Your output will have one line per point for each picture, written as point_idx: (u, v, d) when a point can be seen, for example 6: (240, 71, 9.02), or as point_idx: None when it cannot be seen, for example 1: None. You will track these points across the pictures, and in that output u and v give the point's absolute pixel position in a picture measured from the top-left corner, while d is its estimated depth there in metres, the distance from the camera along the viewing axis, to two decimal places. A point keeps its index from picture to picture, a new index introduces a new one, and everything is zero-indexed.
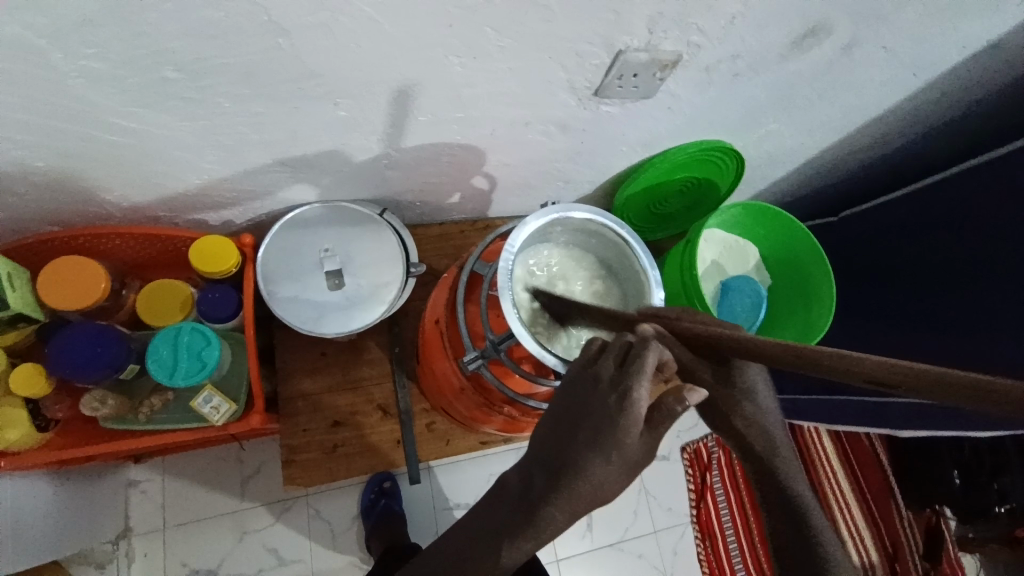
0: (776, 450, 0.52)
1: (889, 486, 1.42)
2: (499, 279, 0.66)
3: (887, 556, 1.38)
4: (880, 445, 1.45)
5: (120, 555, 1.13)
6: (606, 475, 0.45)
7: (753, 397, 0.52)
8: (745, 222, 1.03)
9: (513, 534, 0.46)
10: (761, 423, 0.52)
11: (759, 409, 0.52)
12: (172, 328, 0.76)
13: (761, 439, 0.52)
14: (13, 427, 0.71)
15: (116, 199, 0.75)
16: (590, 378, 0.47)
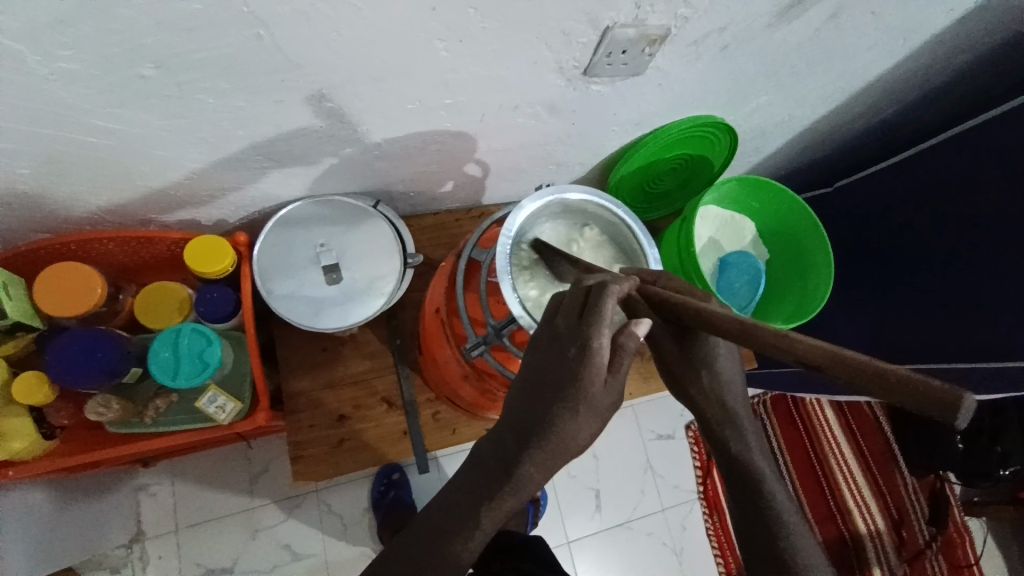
0: (734, 418, 0.58)
1: (890, 453, 1.44)
2: (497, 263, 0.66)
3: (893, 522, 1.40)
4: (881, 413, 1.46)
5: (134, 558, 1.14)
6: (577, 425, 0.48)
7: (713, 367, 0.57)
8: (740, 197, 1.01)
9: (492, 493, 0.49)
10: (717, 392, 0.57)
11: (718, 380, 0.57)
12: (171, 329, 0.75)
13: (720, 408, 0.58)
14: (17, 437, 0.70)
15: (102, 201, 0.74)
16: (551, 334, 0.50)
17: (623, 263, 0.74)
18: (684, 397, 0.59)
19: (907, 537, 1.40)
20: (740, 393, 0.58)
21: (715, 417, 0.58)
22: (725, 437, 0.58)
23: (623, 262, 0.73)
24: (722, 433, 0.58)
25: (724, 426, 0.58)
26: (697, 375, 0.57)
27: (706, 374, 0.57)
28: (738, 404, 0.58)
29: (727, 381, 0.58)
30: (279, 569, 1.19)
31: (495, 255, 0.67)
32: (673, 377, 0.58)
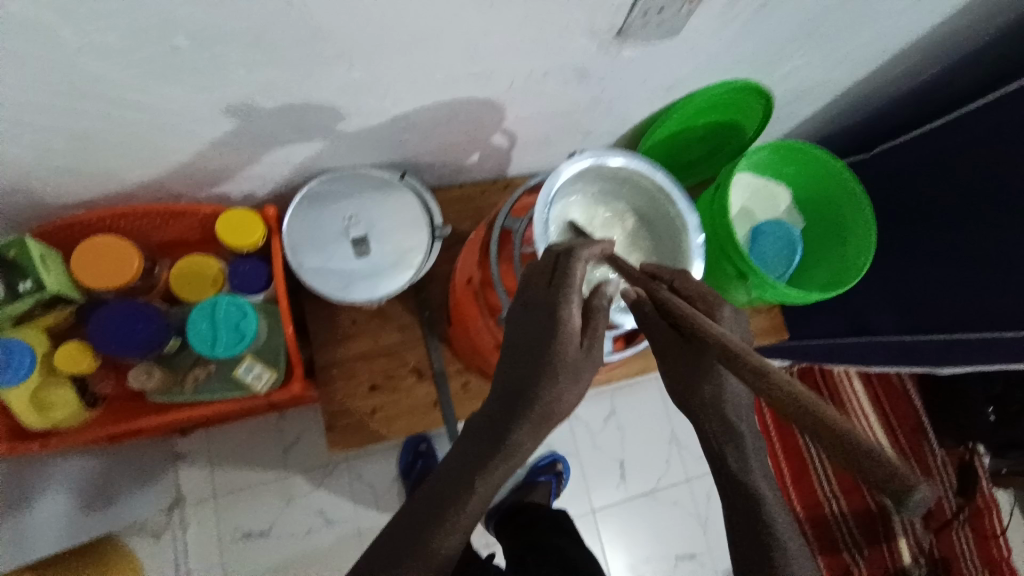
0: (740, 435, 0.54)
1: (920, 426, 1.42)
2: (534, 231, 0.62)
3: (920, 494, 1.39)
4: (911, 385, 1.45)
5: (175, 523, 1.19)
6: (558, 391, 0.50)
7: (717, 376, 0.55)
8: (773, 163, 0.98)
9: (482, 462, 0.49)
10: (719, 401, 0.55)
11: (722, 391, 0.55)
12: (208, 301, 0.76)
13: (724, 421, 0.54)
14: (60, 407, 0.72)
15: (133, 176, 0.75)
16: (530, 304, 0.54)
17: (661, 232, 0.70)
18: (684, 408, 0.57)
19: (935, 508, 1.38)
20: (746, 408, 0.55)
21: (715, 432, 0.54)
22: (726, 455, 0.54)
23: (661, 231, 0.70)
24: (721, 449, 0.54)
25: (725, 443, 0.54)
26: (698, 384, 0.55)
27: (709, 383, 0.55)
28: (742, 420, 0.54)
29: (733, 395, 0.55)
30: (314, 534, 1.23)
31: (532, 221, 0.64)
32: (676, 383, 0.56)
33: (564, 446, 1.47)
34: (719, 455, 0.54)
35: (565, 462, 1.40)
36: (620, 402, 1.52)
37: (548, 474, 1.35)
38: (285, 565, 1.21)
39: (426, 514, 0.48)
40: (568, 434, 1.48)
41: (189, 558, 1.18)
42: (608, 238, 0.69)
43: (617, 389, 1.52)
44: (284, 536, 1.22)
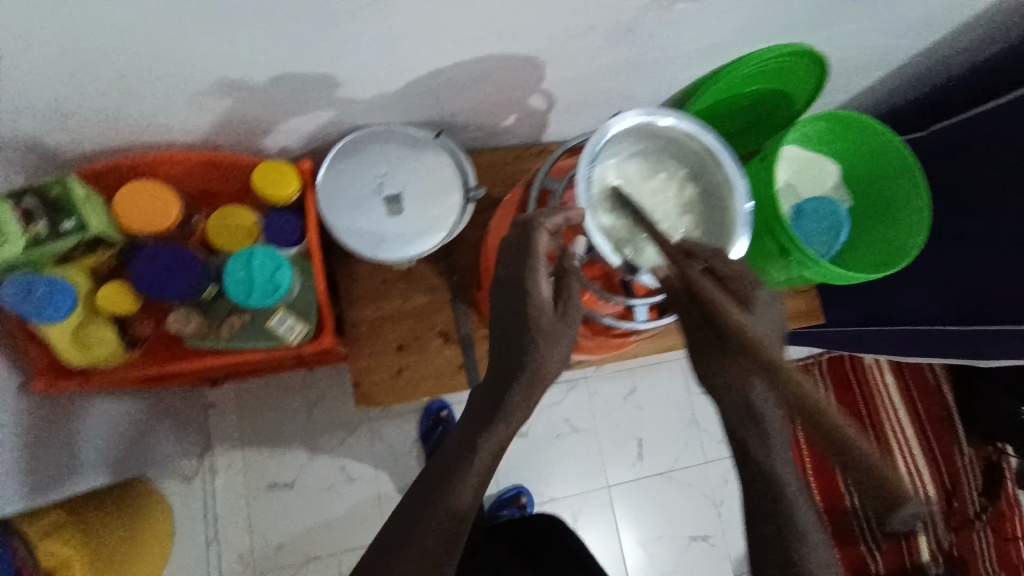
0: (765, 425, 0.55)
1: (951, 422, 1.38)
2: (578, 188, 0.61)
3: (944, 492, 1.36)
4: (944, 380, 1.40)
5: (205, 470, 1.22)
6: (542, 355, 0.56)
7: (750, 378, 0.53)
8: (825, 137, 0.95)
9: (486, 427, 0.56)
10: (745, 396, 0.54)
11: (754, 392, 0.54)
12: (245, 250, 0.77)
13: (751, 414, 0.55)
14: (101, 346, 0.75)
15: (173, 122, 0.74)
16: (504, 284, 0.59)
17: (710, 196, 0.66)
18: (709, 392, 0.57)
19: (958, 507, 1.35)
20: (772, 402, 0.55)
21: (740, 421, 0.56)
22: (748, 442, 0.56)
23: (711, 194, 0.66)
24: (743, 438, 0.56)
25: (745, 435, 0.56)
26: (726, 375, 0.54)
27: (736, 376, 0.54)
28: (766, 409, 0.55)
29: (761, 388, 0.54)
30: (335, 489, 1.26)
31: (575, 178, 0.62)
32: (702, 372, 0.56)
33: (583, 420, 1.47)
34: (741, 441, 0.56)
35: (530, 493, 1.41)
36: (640, 379, 1.51)
37: (512, 505, 1.38)
38: (306, 517, 1.24)
39: (445, 472, 0.57)
40: (587, 409, 1.48)
41: (217, 504, 1.22)
42: (658, 199, 0.66)
43: (639, 366, 1.51)
44: (307, 489, 1.25)
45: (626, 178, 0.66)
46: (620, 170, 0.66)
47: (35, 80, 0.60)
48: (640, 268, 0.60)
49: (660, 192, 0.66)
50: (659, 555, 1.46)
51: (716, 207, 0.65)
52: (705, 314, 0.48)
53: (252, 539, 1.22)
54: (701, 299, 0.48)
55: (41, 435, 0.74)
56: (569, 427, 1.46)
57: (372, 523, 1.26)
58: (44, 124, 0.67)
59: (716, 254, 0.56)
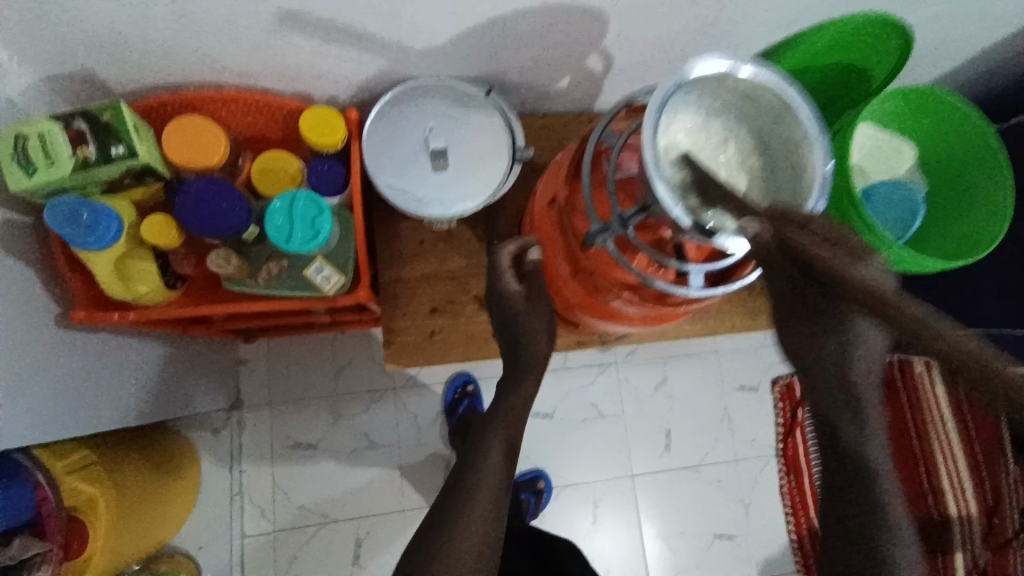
0: (858, 398, 0.48)
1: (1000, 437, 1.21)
2: (642, 136, 0.56)
3: (986, 509, 1.20)
4: None
5: (233, 423, 1.23)
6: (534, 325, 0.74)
7: (850, 343, 0.45)
8: (906, 116, 0.91)
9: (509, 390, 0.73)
10: (842, 366, 0.46)
11: (849, 354, 0.46)
12: (288, 193, 0.75)
13: (845, 390, 0.47)
14: (143, 282, 0.75)
15: (225, 60, 0.73)
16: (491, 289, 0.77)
17: (785, 152, 0.60)
18: (795, 360, 0.48)
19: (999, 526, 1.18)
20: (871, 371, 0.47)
21: (832, 395, 0.48)
22: (838, 417, 0.49)
23: (786, 153, 0.60)
24: (832, 416, 0.49)
25: (836, 414, 0.49)
26: (820, 341, 0.46)
27: (836, 345, 0.45)
28: (863, 381, 0.47)
29: (863, 357, 0.46)
30: (357, 455, 1.25)
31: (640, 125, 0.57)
32: (788, 340, 0.47)
33: (611, 407, 1.43)
34: (828, 420, 0.49)
35: (548, 479, 1.37)
36: (673, 369, 1.47)
37: (528, 490, 1.34)
38: (326, 480, 1.24)
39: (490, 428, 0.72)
40: (616, 395, 1.44)
41: (243, 458, 1.22)
42: (725, 151, 0.61)
43: (672, 355, 1.47)
44: (329, 451, 1.24)
45: (691, 134, 0.60)
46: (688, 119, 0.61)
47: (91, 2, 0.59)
48: (710, 230, 0.54)
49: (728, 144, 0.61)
50: (680, 550, 1.42)
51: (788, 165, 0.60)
52: (820, 279, 0.41)
53: (273, 496, 1.22)
54: (813, 263, 0.41)
55: (48, 365, 0.73)
56: (596, 412, 1.42)
57: (391, 491, 1.25)
58: (99, 51, 0.66)
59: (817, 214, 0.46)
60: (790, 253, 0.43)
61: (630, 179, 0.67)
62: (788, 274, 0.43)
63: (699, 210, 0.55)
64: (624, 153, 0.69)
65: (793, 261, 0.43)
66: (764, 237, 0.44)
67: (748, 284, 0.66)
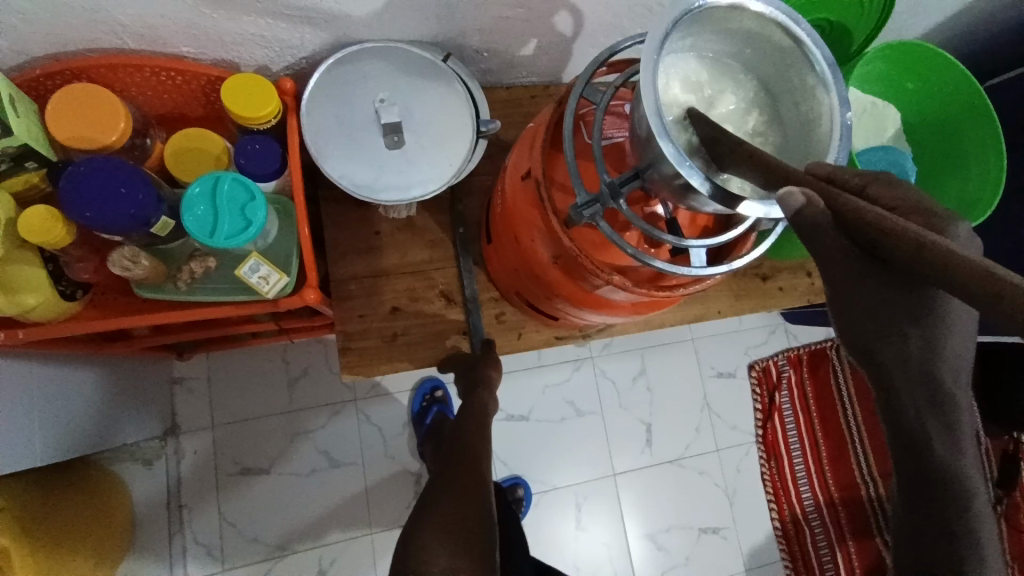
0: (952, 400, 0.38)
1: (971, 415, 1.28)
2: (642, 77, 0.46)
3: None
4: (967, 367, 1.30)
5: (168, 452, 1.08)
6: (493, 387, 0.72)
7: (938, 333, 0.36)
8: (890, 77, 0.86)
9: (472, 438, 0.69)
10: (927, 360, 0.36)
11: (937, 347, 0.36)
12: (209, 176, 0.63)
13: (931, 388, 0.37)
14: (31, 291, 0.61)
15: (120, 18, 0.59)
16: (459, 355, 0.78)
17: (791, 103, 0.53)
18: (865, 361, 0.38)
19: None
20: (960, 367, 0.37)
21: (918, 405, 0.38)
22: (926, 428, 0.38)
23: (791, 105, 0.53)
24: (920, 422, 0.38)
25: (925, 422, 0.38)
26: (902, 334, 0.36)
27: (920, 335, 0.36)
28: (955, 384, 0.37)
29: (953, 352, 0.37)
30: (318, 475, 1.12)
31: (639, 66, 0.47)
32: (850, 330, 0.37)
33: (589, 404, 1.35)
34: (915, 427, 0.38)
35: (526, 485, 1.27)
36: (650, 359, 1.40)
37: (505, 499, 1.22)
38: (284, 506, 1.10)
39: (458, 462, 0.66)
40: (593, 391, 1.35)
41: (182, 491, 1.07)
42: (724, 102, 0.53)
43: (650, 345, 1.40)
44: (284, 474, 1.11)
45: (689, 82, 0.52)
46: (687, 65, 0.52)
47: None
48: (737, 197, 0.47)
49: (728, 95, 0.53)
50: (669, 548, 1.35)
51: (795, 117, 0.52)
52: (894, 261, 0.34)
53: (221, 530, 1.08)
54: (883, 239, 0.34)
55: None
56: (574, 410, 1.34)
57: (357, 513, 1.13)
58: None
59: (868, 177, 0.41)
60: (846, 228, 0.36)
61: (618, 146, 0.60)
62: (847, 254, 0.36)
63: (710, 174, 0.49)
64: (607, 118, 0.60)
65: (851, 239, 0.36)
66: (812, 214, 0.36)
67: (755, 259, 0.58)
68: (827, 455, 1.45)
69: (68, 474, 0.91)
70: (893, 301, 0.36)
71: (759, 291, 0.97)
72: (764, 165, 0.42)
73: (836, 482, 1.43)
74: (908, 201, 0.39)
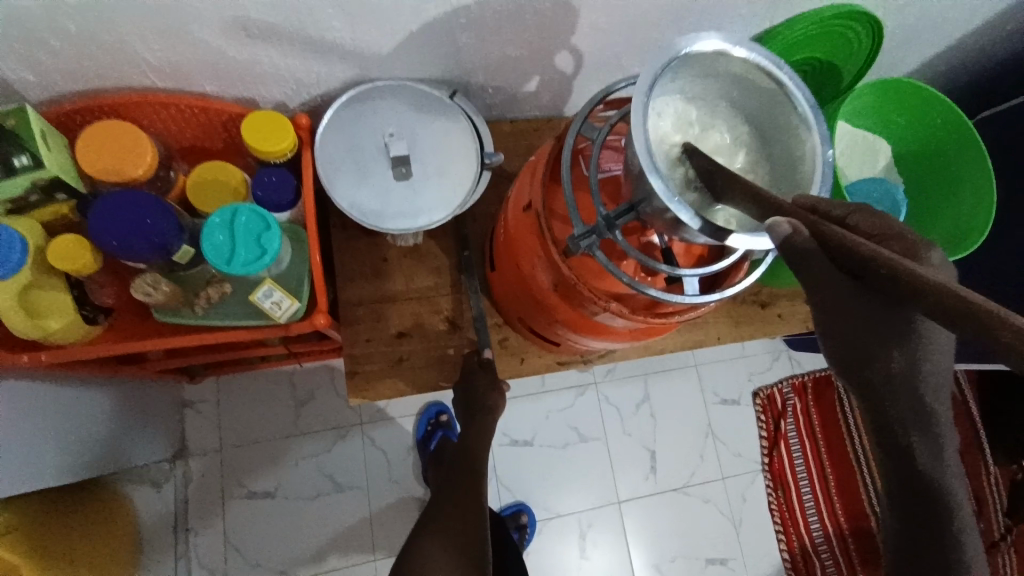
0: (934, 417, 0.39)
1: (978, 442, 1.29)
2: (633, 117, 0.50)
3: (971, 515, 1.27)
4: (972, 394, 1.31)
5: (177, 474, 1.09)
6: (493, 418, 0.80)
7: (918, 351, 0.38)
8: (881, 111, 0.89)
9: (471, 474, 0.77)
10: (909, 377, 0.38)
11: (917, 364, 0.38)
12: (228, 207, 0.66)
13: (914, 404, 0.38)
14: (55, 316, 0.64)
15: (149, 58, 0.63)
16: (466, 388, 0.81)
17: (776, 140, 0.56)
18: (852, 377, 0.39)
19: (984, 529, 1.26)
20: (940, 385, 0.39)
21: (903, 421, 0.39)
22: (912, 446, 0.39)
23: (777, 142, 0.56)
24: (908, 440, 0.39)
25: (911, 439, 0.39)
26: (884, 350, 0.38)
27: (901, 351, 0.38)
28: (937, 401, 0.39)
29: (932, 368, 0.38)
30: (322, 499, 1.13)
31: (630, 105, 0.51)
32: (837, 351, 0.39)
33: (592, 430, 1.35)
34: (900, 444, 0.39)
35: (530, 512, 1.28)
36: (654, 385, 1.41)
37: (511, 526, 1.24)
38: (288, 530, 1.11)
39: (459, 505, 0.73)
40: (596, 416, 1.36)
41: (189, 514, 1.09)
42: (712, 140, 0.56)
43: (653, 371, 1.41)
44: (289, 497, 1.12)
45: (679, 120, 0.55)
46: (678, 105, 0.55)
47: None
48: (725, 230, 0.49)
49: (717, 133, 0.56)
50: None
51: (779, 153, 0.56)
52: (877, 284, 0.36)
53: (226, 555, 1.08)
54: (866, 263, 0.36)
55: None
56: (577, 436, 1.34)
57: (361, 537, 1.13)
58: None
59: (849, 207, 0.44)
60: (833, 254, 0.39)
61: (615, 178, 0.63)
62: (832, 276, 0.38)
63: (704, 207, 0.52)
64: (604, 152, 0.63)
65: (837, 264, 0.39)
66: (800, 240, 0.39)
67: (746, 287, 0.61)
68: (834, 484, 1.44)
69: (81, 496, 0.92)
70: (878, 322, 0.38)
71: (758, 319, 0.98)
72: (756, 197, 0.44)
73: (845, 513, 1.42)
74: (886, 229, 0.42)
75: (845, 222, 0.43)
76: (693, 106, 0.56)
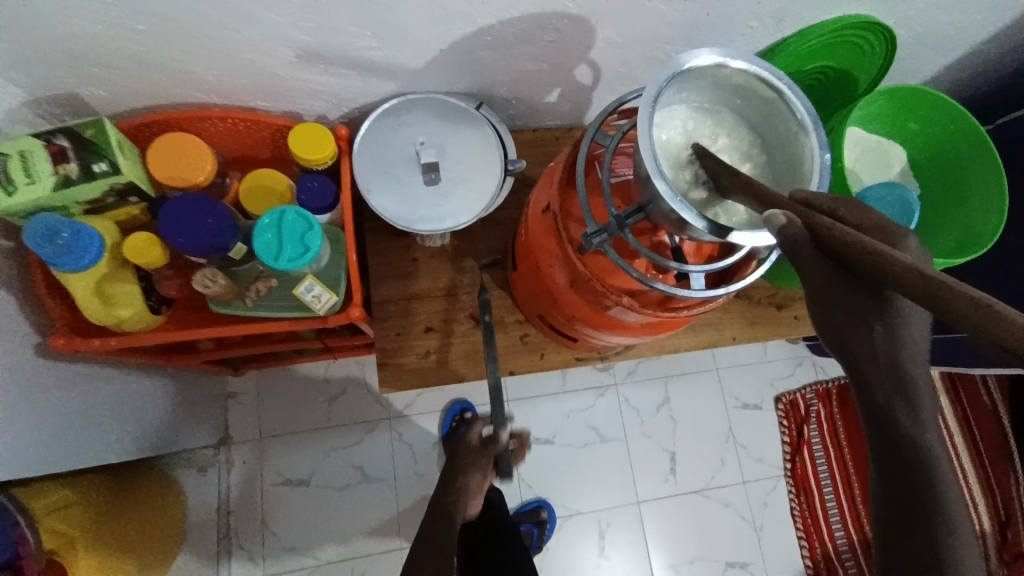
0: (914, 388, 0.43)
1: (1006, 450, 1.28)
2: (640, 126, 0.55)
3: (999, 523, 1.26)
4: (1001, 403, 1.30)
5: (220, 460, 1.17)
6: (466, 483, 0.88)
7: (899, 328, 0.42)
8: (894, 117, 0.91)
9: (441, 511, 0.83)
10: (892, 351, 0.42)
11: (898, 339, 0.42)
12: (277, 209, 0.73)
13: (896, 377, 0.42)
14: (125, 304, 0.72)
15: (208, 77, 0.71)
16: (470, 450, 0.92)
17: (776, 143, 0.61)
18: (842, 354, 0.43)
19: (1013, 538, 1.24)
20: (919, 358, 0.43)
21: (886, 393, 0.42)
22: (894, 414, 0.43)
23: (777, 144, 0.61)
24: (892, 411, 0.43)
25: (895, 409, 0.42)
26: (866, 326, 0.42)
27: (881, 327, 0.42)
28: (917, 372, 0.43)
29: (911, 341, 0.42)
30: (352, 489, 1.19)
31: (638, 116, 0.56)
32: (828, 331, 0.43)
33: (612, 430, 1.39)
34: (883, 413, 0.43)
35: (550, 509, 1.32)
36: (674, 388, 1.43)
37: (529, 521, 1.28)
38: (320, 517, 1.18)
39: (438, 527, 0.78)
40: (617, 417, 1.40)
41: (230, 499, 1.16)
42: (716, 143, 0.61)
43: (673, 373, 1.44)
44: (323, 487, 1.19)
45: (684, 128, 0.60)
46: (682, 115, 0.60)
47: (53, 10, 0.56)
48: (727, 227, 0.53)
49: (720, 138, 0.61)
50: None
51: (778, 154, 0.61)
52: (857, 266, 0.40)
53: (263, 539, 1.15)
54: (847, 249, 0.40)
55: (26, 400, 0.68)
56: (598, 436, 1.38)
57: (389, 527, 1.19)
58: (66, 66, 0.63)
59: (839, 200, 0.48)
60: (819, 244, 0.43)
61: (626, 183, 0.67)
62: (817, 262, 0.42)
63: (705, 207, 0.57)
64: (617, 158, 0.68)
65: (824, 253, 0.43)
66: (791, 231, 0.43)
67: (752, 282, 0.64)
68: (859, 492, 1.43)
69: (134, 477, 1.01)
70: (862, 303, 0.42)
71: (772, 320, 1.01)
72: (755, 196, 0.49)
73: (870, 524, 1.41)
74: (871, 221, 0.46)
75: (834, 214, 0.47)
76: (697, 114, 0.61)
